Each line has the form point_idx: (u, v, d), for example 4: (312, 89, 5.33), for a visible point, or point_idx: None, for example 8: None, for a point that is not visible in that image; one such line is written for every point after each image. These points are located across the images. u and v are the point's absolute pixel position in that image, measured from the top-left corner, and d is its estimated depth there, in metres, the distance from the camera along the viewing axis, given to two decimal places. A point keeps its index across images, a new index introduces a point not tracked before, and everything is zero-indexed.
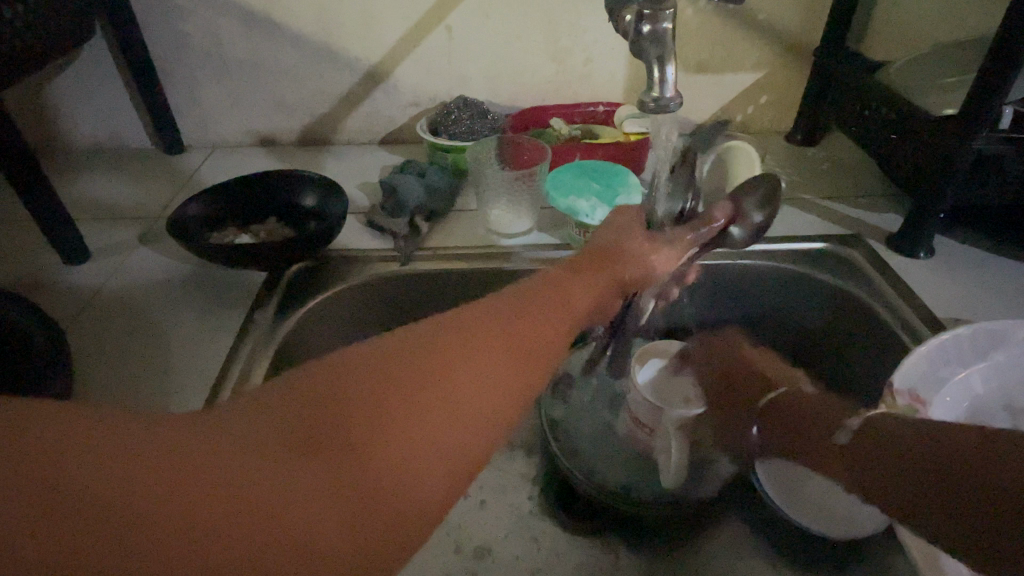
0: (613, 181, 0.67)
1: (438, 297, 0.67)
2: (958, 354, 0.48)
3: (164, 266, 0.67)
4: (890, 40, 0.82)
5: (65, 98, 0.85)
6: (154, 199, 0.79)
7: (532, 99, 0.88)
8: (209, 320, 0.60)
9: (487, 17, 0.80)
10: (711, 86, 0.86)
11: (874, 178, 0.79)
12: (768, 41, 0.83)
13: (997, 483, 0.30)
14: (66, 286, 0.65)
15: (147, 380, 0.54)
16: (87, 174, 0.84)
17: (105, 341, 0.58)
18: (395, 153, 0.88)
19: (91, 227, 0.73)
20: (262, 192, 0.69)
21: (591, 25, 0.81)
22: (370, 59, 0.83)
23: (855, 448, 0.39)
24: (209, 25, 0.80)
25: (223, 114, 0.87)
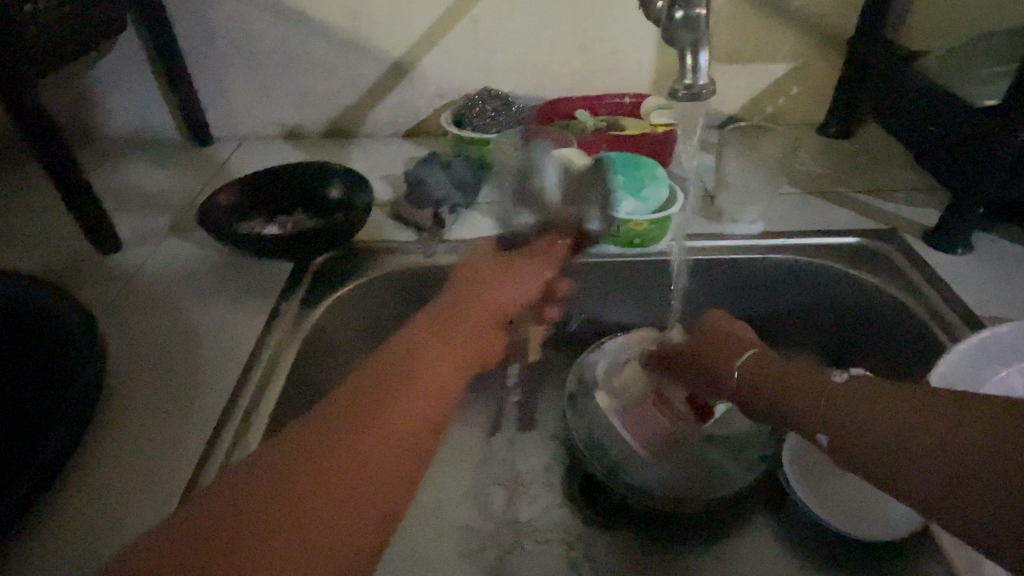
0: (639, 173, 0.66)
1: None
2: (1000, 351, 0.47)
3: (195, 255, 0.68)
4: (931, 28, 0.80)
5: (100, 90, 0.87)
6: (185, 190, 0.80)
7: (558, 91, 0.87)
8: (237, 309, 0.61)
9: (514, 8, 0.79)
10: (741, 76, 0.85)
11: (911, 172, 0.77)
12: (802, 30, 0.81)
13: (973, 436, 0.30)
14: (100, 273, 0.67)
15: (176, 367, 0.55)
16: (120, 165, 0.86)
17: (137, 328, 0.59)
18: (420, 145, 0.88)
19: (123, 217, 0.75)
20: (289, 182, 0.69)
21: (619, 15, 0.79)
22: (396, 51, 0.83)
23: (846, 392, 0.39)
24: (238, 17, 0.80)
25: (252, 106, 0.88)
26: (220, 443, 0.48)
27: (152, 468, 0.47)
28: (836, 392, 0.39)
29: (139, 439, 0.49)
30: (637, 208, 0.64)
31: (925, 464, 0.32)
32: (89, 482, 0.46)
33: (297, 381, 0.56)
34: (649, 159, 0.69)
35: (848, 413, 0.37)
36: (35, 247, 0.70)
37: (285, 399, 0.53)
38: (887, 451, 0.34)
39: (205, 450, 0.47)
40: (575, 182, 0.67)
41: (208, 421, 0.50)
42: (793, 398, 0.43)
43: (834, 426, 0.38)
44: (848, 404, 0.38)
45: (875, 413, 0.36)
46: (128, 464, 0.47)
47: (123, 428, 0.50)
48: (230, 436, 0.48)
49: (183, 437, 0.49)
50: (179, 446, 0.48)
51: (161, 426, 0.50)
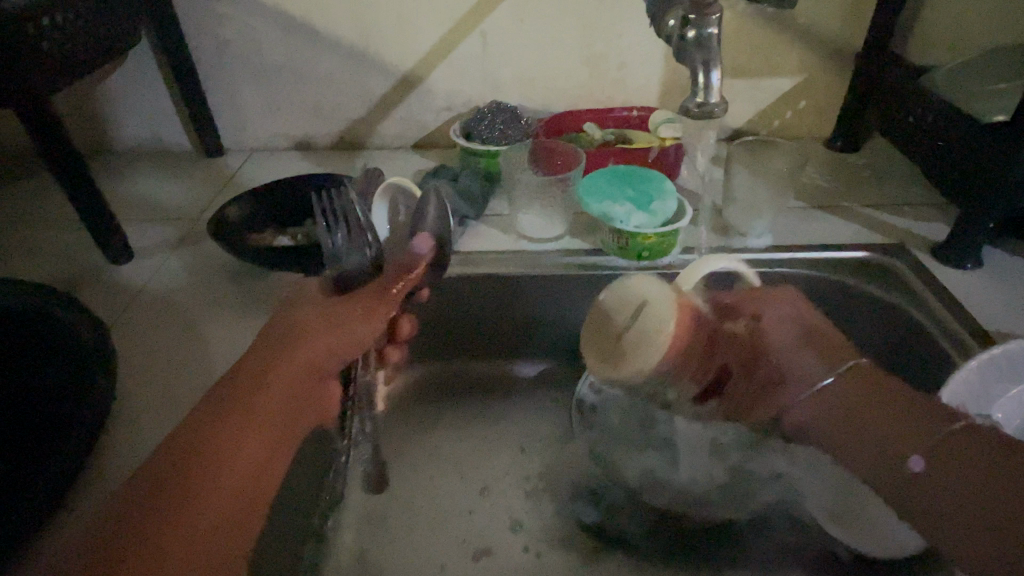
0: (648, 187, 0.66)
1: (470, 302, 0.67)
2: (1012, 368, 0.47)
3: (204, 267, 0.69)
4: (936, 45, 0.80)
5: (112, 102, 0.87)
6: (195, 202, 0.80)
7: (565, 105, 0.87)
8: (247, 320, 0.61)
9: (522, 22, 0.80)
10: (748, 91, 0.85)
11: (918, 187, 0.77)
12: (808, 45, 0.81)
13: None
14: (110, 284, 0.67)
15: (187, 379, 0.55)
16: (130, 175, 0.87)
17: (147, 339, 0.59)
18: (427, 158, 0.89)
19: (134, 228, 0.75)
20: (298, 195, 0.70)
21: (626, 30, 0.80)
22: (405, 65, 0.84)
23: (952, 442, 0.38)
24: (250, 31, 0.81)
25: (262, 118, 0.89)
26: None
27: None
28: (943, 441, 0.38)
29: (148, 452, 0.49)
30: (645, 221, 0.63)
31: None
32: (99, 494, 0.46)
33: None
34: (657, 173, 0.68)
35: (954, 466, 0.37)
36: (46, 257, 0.71)
37: None
38: (971, 526, 0.34)
39: None
40: (583, 196, 0.66)
41: None
42: (880, 432, 0.41)
43: (935, 479, 0.37)
44: (959, 457, 0.37)
45: (976, 479, 0.36)
46: (141, 475, 0.47)
47: (135, 440, 0.50)
48: None
49: None
50: None
51: (170, 438, 0.50)
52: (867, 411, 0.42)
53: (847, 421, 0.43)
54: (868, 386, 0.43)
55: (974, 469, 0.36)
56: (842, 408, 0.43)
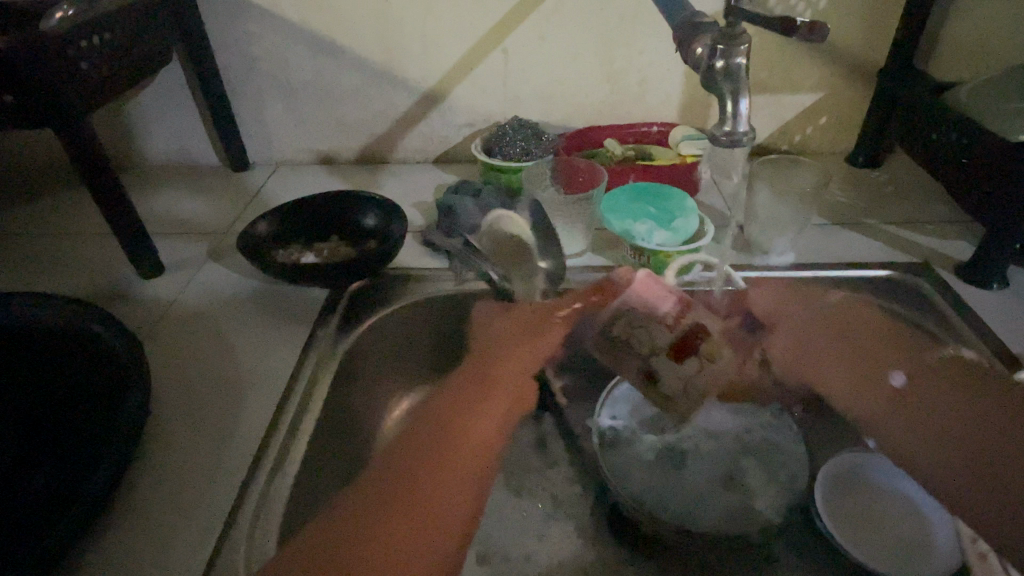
0: (670, 205, 0.66)
1: (488, 316, 0.68)
2: None
3: (234, 281, 0.70)
4: (959, 61, 0.80)
5: (142, 118, 0.90)
6: (223, 215, 0.82)
7: (585, 119, 0.88)
8: (275, 335, 0.62)
9: (544, 40, 0.81)
10: (768, 107, 0.85)
11: (940, 204, 0.77)
12: (831, 62, 0.81)
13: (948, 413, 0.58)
14: (142, 298, 0.69)
15: (215, 393, 0.56)
16: (159, 189, 0.89)
17: (177, 353, 0.61)
18: (448, 172, 0.90)
19: (165, 242, 0.77)
20: (326, 210, 0.71)
21: (647, 47, 0.81)
22: (429, 81, 0.85)
23: (949, 377, 0.57)
24: (278, 50, 0.83)
25: (286, 133, 0.91)
26: (259, 471, 0.49)
27: (193, 495, 0.48)
28: (938, 369, 0.58)
29: (180, 466, 0.50)
30: (669, 239, 0.63)
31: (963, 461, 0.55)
32: (133, 509, 0.47)
33: (333, 408, 0.57)
34: (680, 191, 0.69)
35: (925, 398, 0.59)
36: (80, 271, 0.73)
37: (322, 427, 0.55)
38: (965, 443, 0.56)
39: (245, 478, 0.49)
40: (605, 213, 0.67)
41: (247, 449, 0.51)
42: (862, 352, 0.63)
43: (912, 390, 0.60)
44: (929, 389, 0.59)
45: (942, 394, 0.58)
46: (171, 488, 0.49)
47: (165, 452, 0.51)
48: (270, 464, 0.49)
49: (225, 461, 0.50)
50: (218, 470, 0.49)
51: (201, 452, 0.51)
52: (862, 337, 0.63)
53: (860, 361, 0.63)
54: (874, 326, 0.63)
55: (942, 393, 0.58)
56: (833, 332, 0.65)
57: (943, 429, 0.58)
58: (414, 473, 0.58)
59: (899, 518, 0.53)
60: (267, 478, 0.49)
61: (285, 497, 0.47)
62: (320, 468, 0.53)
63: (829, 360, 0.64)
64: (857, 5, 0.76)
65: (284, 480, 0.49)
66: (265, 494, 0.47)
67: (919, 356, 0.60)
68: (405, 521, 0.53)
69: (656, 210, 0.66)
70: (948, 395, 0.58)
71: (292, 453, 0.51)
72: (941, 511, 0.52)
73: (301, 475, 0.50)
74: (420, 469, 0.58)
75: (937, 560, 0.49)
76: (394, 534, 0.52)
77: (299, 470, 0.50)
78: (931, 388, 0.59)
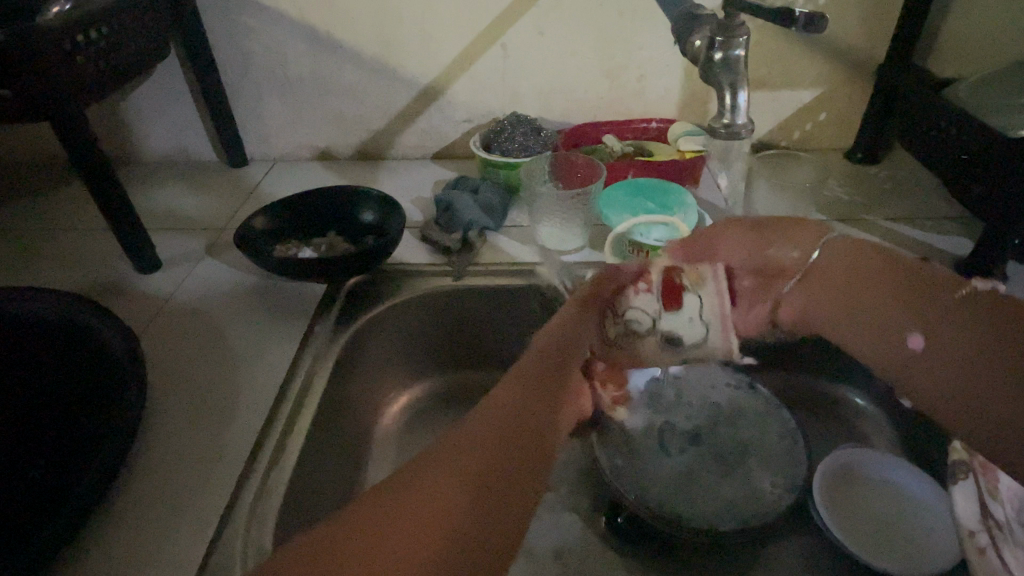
0: (669, 200, 0.66)
1: (487, 311, 0.68)
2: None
3: (231, 277, 0.70)
4: (959, 56, 0.80)
5: (140, 114, 0.90)
6: (221, 210, 0.82)
7: (584, 116, 0.88)
8: (272, 330, 0.62)
9: (542, 35, 0.81)
10: (768, 103, 0.85)
11: (940, 201, 0.77)
12: (830, 57, 0.81)
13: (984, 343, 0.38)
14: (138, 293, 0.68)
15: (213, 389, 0.56)
16: (157, 185, 0.89)
17: (176, 348, 0.61)
18: (447, 168, 0.90)
19: (162, 238, 0.77)
20: (324, 204, 0.71)
21: (646, 42, 0.80)
22: (426, 77, 0.85)
23: (983, 316, 0.38)
24: (275, 44, 0.83)
25: (284, 129, 0.90)
26: (257, 466, 0.49)
27: (191, 491, 0.48)
28: (953, 309, 0.39)
29: (177, 461, 0.50)
30: (667, 234, 0.63)
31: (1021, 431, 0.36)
32: (130, 504, 0.47)
33: (330, 403, 0.57)
34: (679, 186, 0.68)
35: (956, 334, 0.39)
36: (77, 266, 0.72)
37: (319, 422, 0.54)
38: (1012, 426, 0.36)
39: (242, 473, 0.48)
40: (603, 208, 0.67)
41: (245, 443, 0.51)
42: (873, 296, 0.43)
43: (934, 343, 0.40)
44: (957, 338, 0.39)
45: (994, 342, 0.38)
46: (168, 483, 0.48)
47: (163, 448, 0.51)
48: (266, 459, 0.49)
49: (222, 457, 0.50)
50: (216, 466, 0.49)
51: (198, 448, 0.51)
52: (872, 283, 0.42)
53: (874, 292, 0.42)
54: (851, 261, 0.44)
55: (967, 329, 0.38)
56: (845, 278, 0.44)
57: None
58: (478, 450, 0.38)
59: (904, 515, 0.53)
60: (264, 473, 0.48)
61: (280, 492, 0.47)
62: (316, 463, 0.53)
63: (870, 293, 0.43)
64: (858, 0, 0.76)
65: (280, 475, 0.48)
66: (261, 490, 0.47)
67: (932, 297, 0.40)
68: (440, 510, 0.34)
69: (656, 206, 0.66)
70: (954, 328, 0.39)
71: (289, 448, 0.50)
72: (936, 495, 0.53)
73: (297, 469, 0.50)
74: (473, 438, 0.39)
75: (937, 552, 0.50)
76: (462, 501, 0.35)
77: (296, 465, 0.50)
78: (961, 334, 0.39)
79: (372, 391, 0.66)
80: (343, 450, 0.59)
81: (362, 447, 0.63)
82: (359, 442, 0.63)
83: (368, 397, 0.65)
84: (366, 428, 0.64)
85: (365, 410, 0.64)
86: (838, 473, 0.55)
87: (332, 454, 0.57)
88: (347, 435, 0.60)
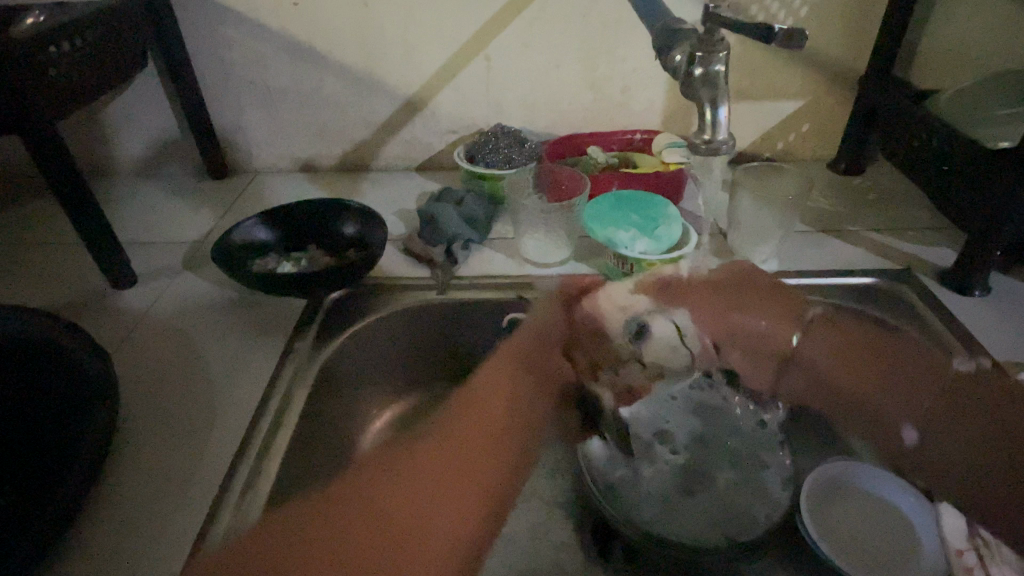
0: (654, 213, 0.66)
1: (471, 325, 0.67)
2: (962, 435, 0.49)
3: (209, 292, 0.69)
4: (938, 68, 0.81)
5: (116, 125, 0.88)
6: (200, 223, 0.81)
7: (569, 128, 0.88)
8: (250, 346, 0.61)
9: (526, 47, 0.80)
10: (752, 115, 0.85)
11: (923, 212, 0.77)
12: (811, 69, 0.81)
13: (934, 403, 0.57)
14: (113, 308, 0.67)
15: (189, 409, 0.54)
16: (134, 197, 0.87)
17: (150, 367, 0.59)
18: (431, 180, 0.89)
19: (140, 251, 0.76)
20: (306, 218, 0.70)
21: (630, 53, 0.80)
22: (410, 89, 0.84)
23: (953, 400, 0.56)
24: (256, 55, 0.82)
25: (266, 140, 0.89)
26: (232, 489, 0.47)
27: (161, 515, 0.46)
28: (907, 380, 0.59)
29: (148, 484, 0.48)
30: (650, 246, 0.62)
31: (906, 405, 0.59)
32: (95, 531, 0.45)
33: (310, 421, 0.55)
34: (663, 198, 0.68)
35: (937, 434, 0.56)
36: (50, 282, 0.71)
37: (297, 443, 0.53)
38: (975, 442, 0.54)
39: (215, 498, 0.47)
40: (588, 222, 0.66)
41: (219, 464, 0.49)
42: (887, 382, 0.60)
43: (923, 443, 0.56)
44: (938, 435, 0.56)
45: (939, 406, 0.56)
46: (142, 507, 0.46)
47: (133, 470, 0.49)
48: (241, 481, 0.48)
49: (195, 479, 0.48)
50: (190, 488, 0.48)
51: (168, 470, 0.49)
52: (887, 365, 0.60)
53: (844, 370, 0.62)
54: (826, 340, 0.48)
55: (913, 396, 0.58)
56: (840, 352, 0.62)
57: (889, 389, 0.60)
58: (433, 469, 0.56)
59: (887, 521, 0.52)
60: (239, 494, 0.47)
61: (258, 513, 0.46)
62: (293, 485, 0.51)
63: (876, 389, 0.60)
64: (837, 13, 0.77)
65: (257, 497, 0.47)
66: (236, 512, 0.46)
67: (926, 373, 0.58)
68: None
69: (613, 205, 0.67)
70: (852, 368, 0.61)
71: (265, 469, 0.49)
72: (924, 504, 0.52)
73: (274, 490, 0.48)
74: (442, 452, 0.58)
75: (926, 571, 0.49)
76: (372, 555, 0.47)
77: (274, 487, 0.48)
78: (937, 425, 0.56)
79: (353, 408, 0.64)
80: (323, 469, 0.58)
81: (343, 465, 0.62)
82: (340, 462, 0.61)
83: (349, 413, 0.64)
84: (347, 447, 0.63)
85: (345, 427, 0.63)
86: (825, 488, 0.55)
87: (311, 473, 0.55)
88: (327, 453, 0.59)
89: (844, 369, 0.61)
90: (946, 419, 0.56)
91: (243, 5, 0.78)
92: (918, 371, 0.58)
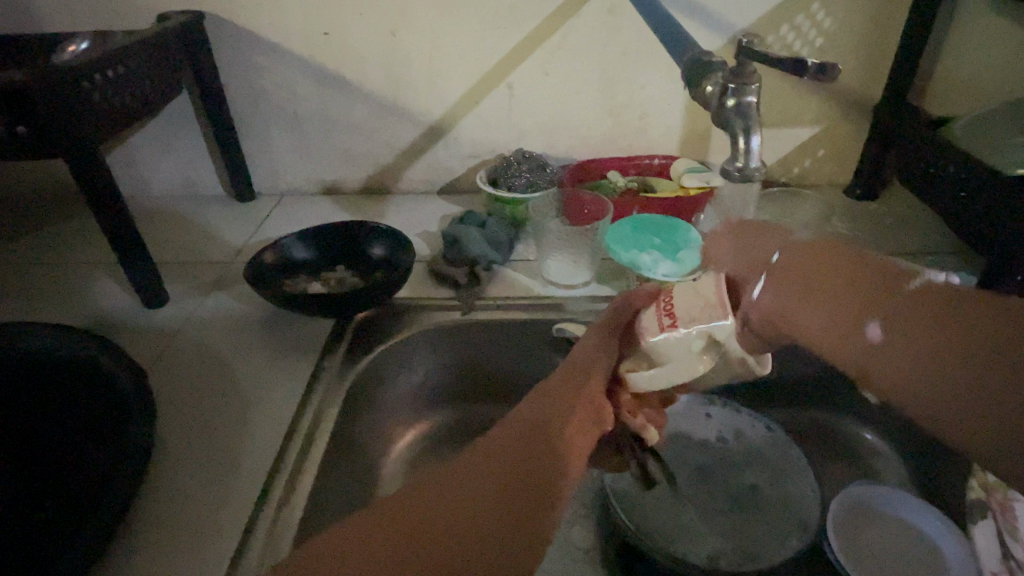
0: (675, 236, 0.67)
1: (495, 343, 0.68)
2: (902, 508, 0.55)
3: (240, 311, 0.70)
4: (950, 96, 0.82)
5: (148, 150, 0.91)
6: (230, 244, 0.83)
7: (588, 152, 0.90)
8: (281, 365, 0.62)
9: (548, 75, 0.83)
10: (768, 141, 0.87)
11: (942, 236, 0.78)
12: (826, 97, 0.83)
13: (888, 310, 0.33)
14: (146, 327, 0.68)
15: (223, 427, 0.55)
16: (164, 219, 0.89)
17: (185, 383, 0.60)
18: (453, 203, 0.91)
19: (172, 271, 0.77)
20: (335, 239, 0.72)
21: (647, 82, 0.83)
22: (434, 115, 0.86)
23: (920, 304, 0.32)
24: (286, 82, 0.85)
25: (292, 163, 0.92)
26: (268, 506, 0.48)
27: (204, 532, 0.47)
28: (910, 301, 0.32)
29: (186, 500, 0.49)
30: (672, 269, 0.63)
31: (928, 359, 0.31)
32: (137, 546, 0.46)
33: (340, 439, 0.56)
34: (683, 222, 0.70)
35: (902, 351, 0.32)
36: (86, 300, 0.73)
37: (328, 459, 0.54)
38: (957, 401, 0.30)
39: (251, 514, 0.47)
40: (610, 244, 0.68)
41: (256, 480, 0.50)
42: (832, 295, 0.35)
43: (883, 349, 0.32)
44: (900, 354, 0.32)
45: (944, 337, 0.31)
46: (180, 525, 0.47)
47: (171, 486, 0.50)
48: (277, 499, 0.48)
49: (233, 496, 0.49)
50: (228, 503, 0.49)
51: (206, 486, 0.50)
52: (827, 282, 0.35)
53: (787, 285, 0.36)
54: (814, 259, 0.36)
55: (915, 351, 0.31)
56: (807, 284, 0.36)
57: (928, 348, 0.31)
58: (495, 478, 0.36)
59: (908, 545, 0.53)
60: (276, 511, 0.48)
61: (294, 528, 0.47)
62: (325, 505, 0.52)
63: (805, 319, 0.35)
64: (853, 42, 0.79)
65: (293, 510, 0.48)
66: (272, 530, 0.46)
67: (884, 287, 0.33)
68: (478, 507, 0.33)
69: (632, 230, 0.70)
70: (793, 281, 0.36)
71: (299, 486, 0.49)
72: (951, 530, 0.52)
73: (308, 508, 0.49)
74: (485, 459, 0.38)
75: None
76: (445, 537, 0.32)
77: (308, 502, 0.49)
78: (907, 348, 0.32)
79: (381, 427, 0.65)
80: (353, 487, 0.59)
81: (370, 484, 0.62)
82: (367, 481, 0.62)
83: (377, 433, 0.65)
84: (374, 466, 0.64)
85: (373, 447, 0.64)
86: (838, 517, 0.54)
87: (342, 490, 0.56)
88: (356, 472, 0.60)
89: (777, 300, 0.36)
90: (916, 368, 0.31)
91: (277, 35, 0.81)
92: (851, 284, 0.34)
